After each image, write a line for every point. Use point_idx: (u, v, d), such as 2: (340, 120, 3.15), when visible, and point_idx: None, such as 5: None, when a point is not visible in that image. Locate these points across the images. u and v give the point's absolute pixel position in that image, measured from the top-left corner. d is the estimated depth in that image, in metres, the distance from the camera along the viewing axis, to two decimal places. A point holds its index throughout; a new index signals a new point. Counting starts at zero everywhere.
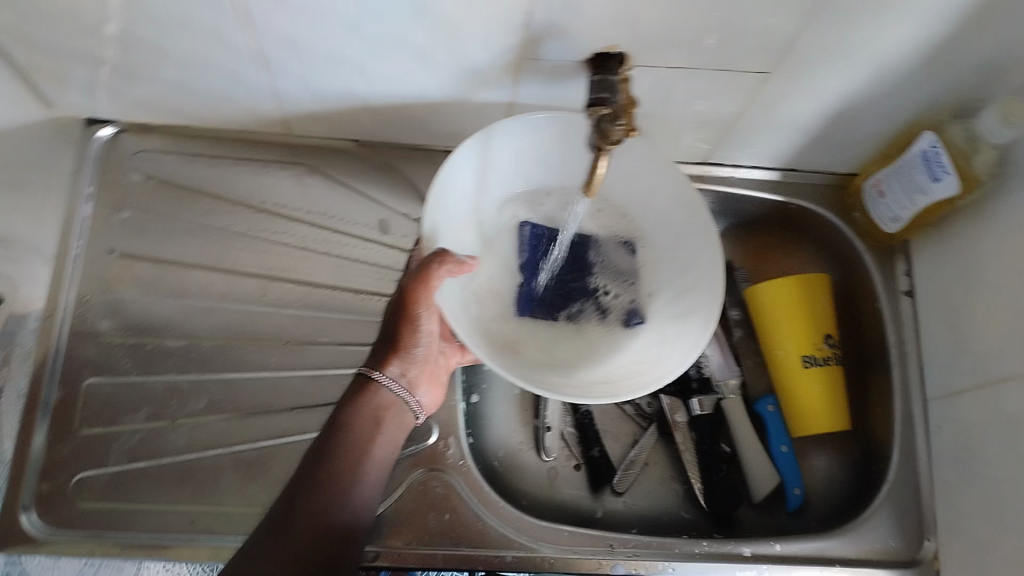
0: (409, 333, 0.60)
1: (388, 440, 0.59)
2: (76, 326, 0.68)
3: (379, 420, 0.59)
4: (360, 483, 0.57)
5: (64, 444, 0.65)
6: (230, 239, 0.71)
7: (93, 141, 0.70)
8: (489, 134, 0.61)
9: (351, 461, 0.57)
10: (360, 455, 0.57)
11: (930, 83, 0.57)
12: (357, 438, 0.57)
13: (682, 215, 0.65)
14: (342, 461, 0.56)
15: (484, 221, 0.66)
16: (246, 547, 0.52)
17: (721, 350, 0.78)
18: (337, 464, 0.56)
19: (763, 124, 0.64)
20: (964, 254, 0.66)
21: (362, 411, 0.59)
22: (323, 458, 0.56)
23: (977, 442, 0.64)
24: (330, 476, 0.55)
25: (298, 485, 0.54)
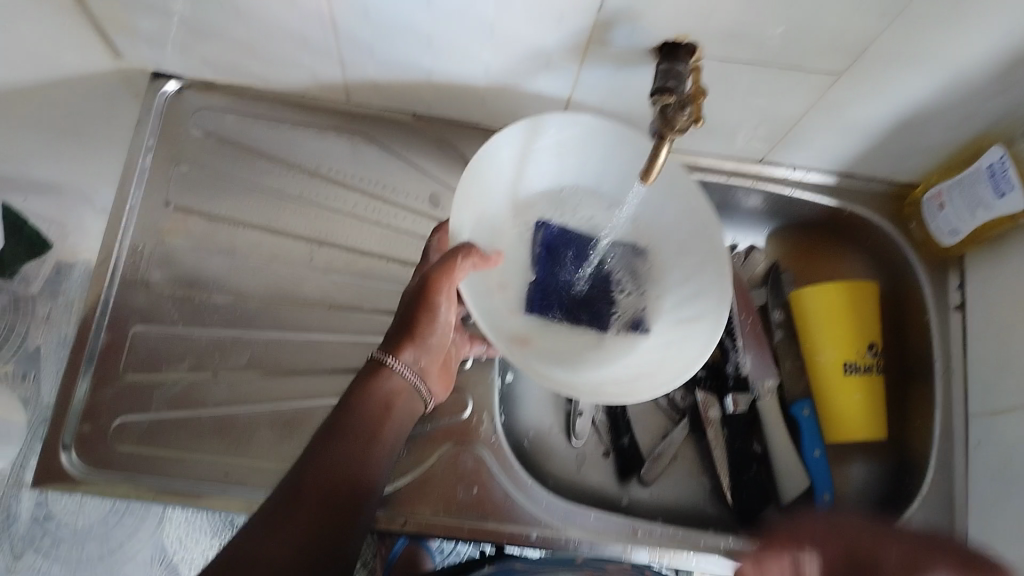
0: (427, 318, 0.60)
1: (396, 427, 0.58)
2: (126, 274, 0.69)
3: (389, 405, 0.58)
4: (366, 469, 0.55)
5: (107, 388, 0.66)
6: (282, 200, 0.72)
7: (159, 95, 0.71)
8: (537, 122, 0.62)
9: (361, 446, 0.55)
10: (371, 434, 0.56)
11: (1007, 95, 0.56)
12: (368, 422, 0.56)
13: (693, 228, 0.65)
14: (352, 448, 0.54)
15: (517, 208, 0.65)
16: (250, 523, 0.50)
17: (758, 350, 0.76)
18: (348, 449, 0.54)
19: (827, 126, 0.63)
20: (1021, 273, 0.65)
21: (374, 396, 0.57)
22: (332, 442, 0.54)
23: (1018, 463, 0.63)
24: (340, 464, 0.53)
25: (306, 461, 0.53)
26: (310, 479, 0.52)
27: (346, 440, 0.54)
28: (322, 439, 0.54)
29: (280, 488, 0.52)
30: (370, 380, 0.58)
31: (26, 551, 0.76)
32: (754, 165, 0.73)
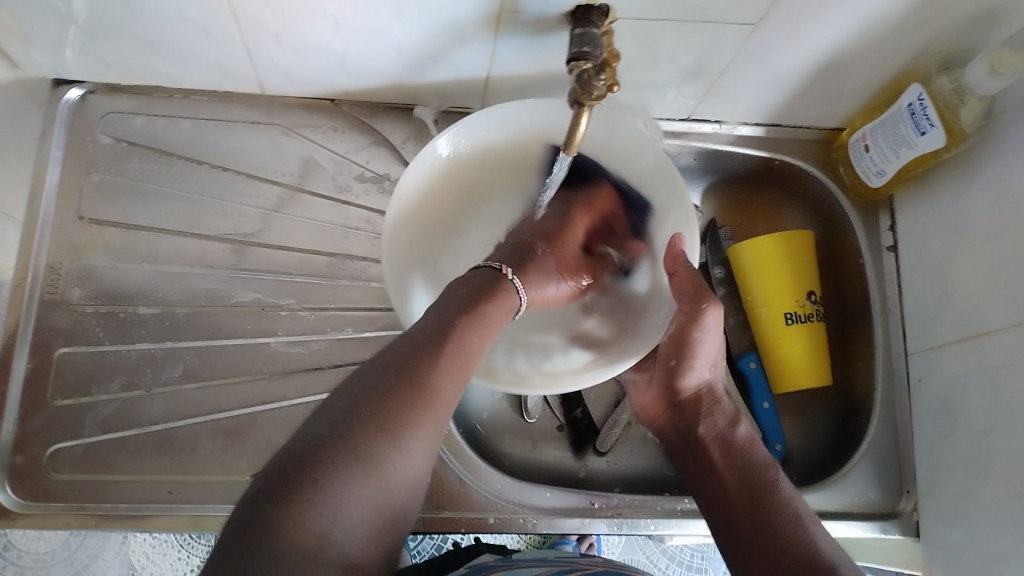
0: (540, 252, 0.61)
1: (477, 354, 0.47)
2: (44, 295, 0.66)
3: (480, 332, 0.48)
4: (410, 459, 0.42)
5: (38, 416, 0.64)
6: (201, 204, 0.69)
7: (60, 102, 0.67)
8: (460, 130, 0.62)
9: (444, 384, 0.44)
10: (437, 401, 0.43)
11: (921, 31, 0.56)
12: (451, 356, 0.45)
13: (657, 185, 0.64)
14: (434, 386, 0.43)
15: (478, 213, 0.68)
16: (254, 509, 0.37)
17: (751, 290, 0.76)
18: (421, 399, 0.42)
19: (748, 78, 0.63)
20: (947, 209, 0.66)
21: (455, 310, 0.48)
22: (384, 419, 0.41)
23: (959, 395, 0.64)
24: (414, 416, 0.42)
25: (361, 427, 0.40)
26: (370, 434, 0.40)
27: (417, 386, 0.43)
28: (388, 383, 0.42)
29: (307, 434, 0.40)
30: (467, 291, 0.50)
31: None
32: (680, 123, 0.73)
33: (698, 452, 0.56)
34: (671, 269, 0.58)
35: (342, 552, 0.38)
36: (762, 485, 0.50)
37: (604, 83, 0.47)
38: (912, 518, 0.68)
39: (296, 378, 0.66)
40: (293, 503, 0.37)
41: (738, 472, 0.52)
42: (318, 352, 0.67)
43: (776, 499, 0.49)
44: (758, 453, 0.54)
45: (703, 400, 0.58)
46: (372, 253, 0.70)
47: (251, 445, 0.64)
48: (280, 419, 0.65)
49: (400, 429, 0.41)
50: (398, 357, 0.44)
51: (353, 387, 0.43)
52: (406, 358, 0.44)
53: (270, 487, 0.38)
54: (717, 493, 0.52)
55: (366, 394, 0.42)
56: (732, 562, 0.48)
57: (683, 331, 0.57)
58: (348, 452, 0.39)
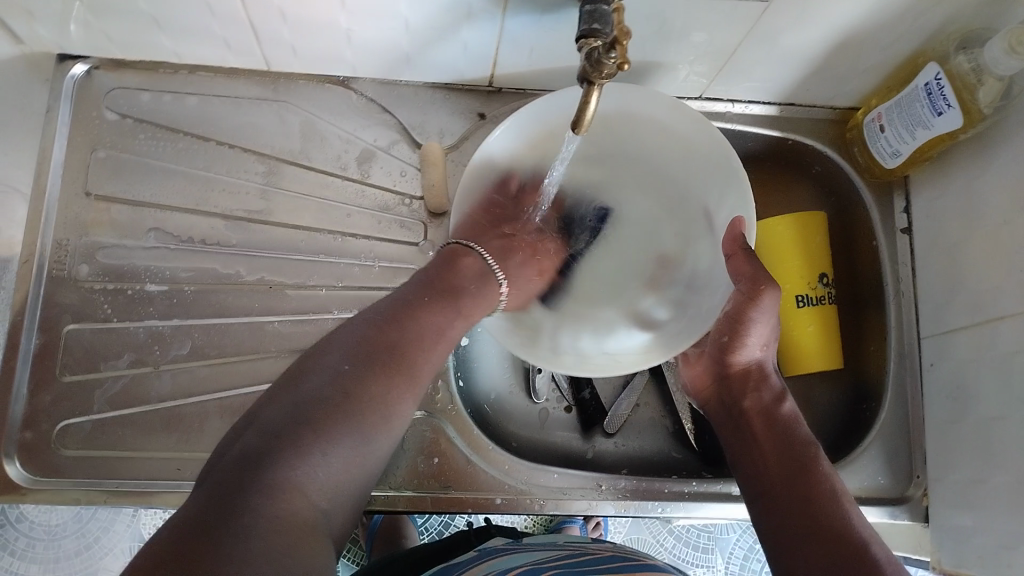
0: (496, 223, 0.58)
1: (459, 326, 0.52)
2: (53, 272, 0.66)
3: (463, 306, 0.52)
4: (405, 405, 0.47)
5: (46, 392, 0.64)
6: (208, 181, 0.68)
7: (66, 77, 0.67)
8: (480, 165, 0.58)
9: (434, 349, 0.49)
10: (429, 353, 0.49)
11: (938, 8, 0.55)
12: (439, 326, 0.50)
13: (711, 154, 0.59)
14: (423, 350, 0.48)
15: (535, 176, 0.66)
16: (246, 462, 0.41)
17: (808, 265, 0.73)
18: (404, 368, 0.46)
19: (761, 56, 0.62)
20: (963, 191, 0.65)
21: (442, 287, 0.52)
22: (378, 375, 0.45)
23: (971, 380, 0.64)
24: (404, 378, 0.46)
25: (360, 382, 0.45)
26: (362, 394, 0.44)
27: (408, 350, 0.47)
28: (378, 351, 0.46)
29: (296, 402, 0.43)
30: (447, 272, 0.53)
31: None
32: (693, 101, 0.72)
33: (744, 425, 0.56)
34: (727, 250, 0.53)
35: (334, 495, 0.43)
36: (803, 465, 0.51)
37: (615, 58, 0.45)
38: (920, 503, 0.68)
39: (303, 357, 0.66)
40: (286, 462, 0.41)
41: (778, 448, 0.52)
42: (325, 331, 0.67)
43: (816, 481, 0.50)
44: (801, 431, 0.54)
45: (752, 377, 0.57)
46: (380, 231, 0.69)
47: None
48: None
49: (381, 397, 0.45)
50: (386, 318, 0.48)
51: (341, 353, 0.46)
52: (399, 320, 0.48)
53: (262, 446, 0.41)
54: (756, 467, 0.53)
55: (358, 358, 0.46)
56: (769, 541, 0.49)
57: (738, 312, 0.54)
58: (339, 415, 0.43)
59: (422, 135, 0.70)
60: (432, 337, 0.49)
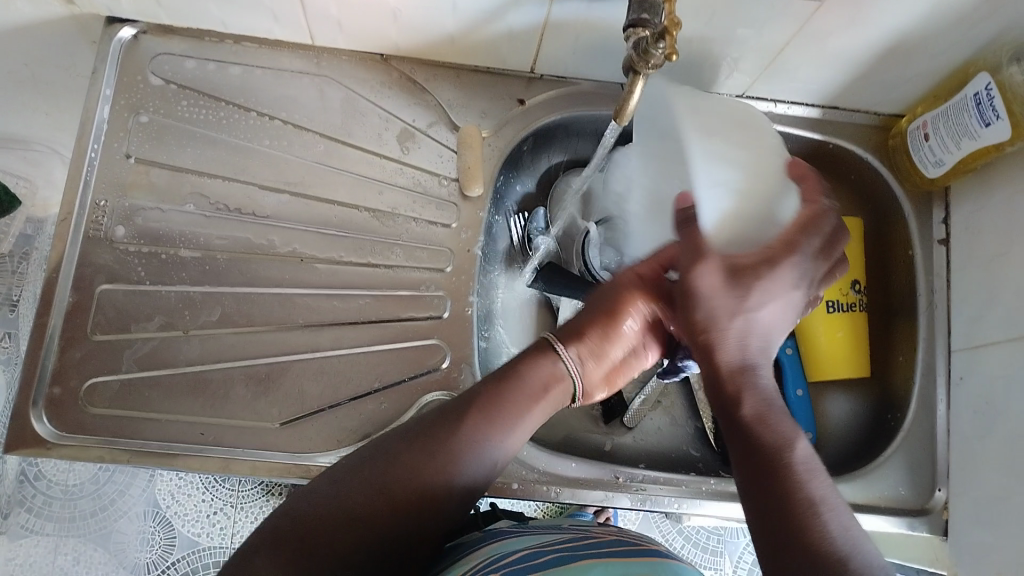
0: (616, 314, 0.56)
1: (544, 412, 0.52)
2: (90, 231, 0.66)
3: (547, 387, 0.52)
4: (438, 487, 0.47)
5: (76, 349, 0.64)
6: (247, 151, 0.69)
7: (114, 40, 0.67)
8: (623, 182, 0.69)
9: (501, 425, 0.50)
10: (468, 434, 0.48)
11: (993, 16, 0.54)
12: (509, 406, 0.50)
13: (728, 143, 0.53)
14: (484, 432, 0.49)
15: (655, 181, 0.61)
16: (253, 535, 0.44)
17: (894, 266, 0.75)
18: (427, 452, 0.47)
19: (810, 57, 0.61)
20: (1006, 204, 0.64)
21: (535, 375, 0.52)
22: (400, 456, 0.47)
23: (1001, 397, 0.63)
24: (428, 459, 0.47)
25: (376, 462, 0.47)
26: (401, 463, 0.47)
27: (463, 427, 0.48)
28: (427, 429, 0.48)
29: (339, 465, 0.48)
30: (536, 353, 0.54)
31: (14, 510, 0.86)
32: None
33: (739, 433, 0.48)
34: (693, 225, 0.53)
35: (366, 542, 0.45)
36: (783, 471, 0.44)
37: (662, 50, 0.47)
38: (941, 516, 0.67)
39: (331, 331, 0.67)
40: (275, 535, 0.44)
41: (740, 441, 0.48)
42: (354, 307, 0.68)
43: (791, 481, 0.44)
44: (776, 431, 0.47)
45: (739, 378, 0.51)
46: (414, 211, 0.70)
47: (283, 394, 0.65)
48: (313, 369, 0.66)
49: (403, 481, 0.46)
50: (454, 402, 0.50)
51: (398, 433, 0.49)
52: (464, 401, 0.50)
53: (272, 521, 0.45)
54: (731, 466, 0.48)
55: (406, 435, 0.48)
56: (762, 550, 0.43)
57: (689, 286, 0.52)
58: (368, 479, 0.46)
59: (460, 117, 0.71)
60: (481, 425, 0.49)
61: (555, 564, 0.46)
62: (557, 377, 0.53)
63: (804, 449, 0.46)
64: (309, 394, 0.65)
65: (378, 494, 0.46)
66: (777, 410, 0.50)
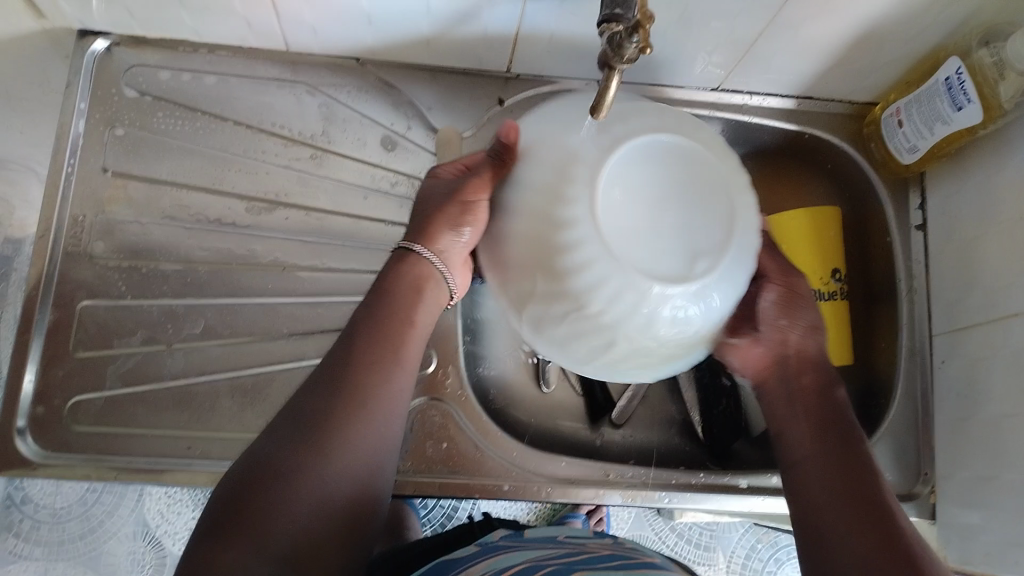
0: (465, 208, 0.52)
1: (425, 317, 0.53)
2: (68, 247, 0.66)
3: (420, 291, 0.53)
4: (402, 375, 0.51)
5: (59, 367, 0.64)
6: (227, 161, 0.69)
7: (86, 54, 0.66)
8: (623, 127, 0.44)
9: (403, 331, 0.51)
10: (395, 327, 0.51)
11: (961, 2, 0.55)
12: (401, 308, 0.52)
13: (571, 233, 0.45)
14: (398, 332, 0.51)
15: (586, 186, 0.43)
16: (206, 531, 0.42)
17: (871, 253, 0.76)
18: (383, 356, 0.50)
19: (783, 48, 0.62)
20: (980, 187, 0.65)
21: (393, 292, 0.52)
22: (342, 374, 0.48)
23: (983, 378, 0.63)
24: (381, 369, 0.49)
25: (311, 395, 0.48)
26: (330, 425, 0.46)
27: (372, 362, 0.49)
28: (329, 402, 0.47)
29: (251, 459, 0.45)
30: (397, 271, 0.53)
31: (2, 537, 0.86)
32: (710, 93, 0.72)
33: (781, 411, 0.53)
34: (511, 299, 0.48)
35: (336, 505, 0.45)
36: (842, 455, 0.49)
37: (637, 44, 0.46)
38: (928, 500, 0.68)
39: (316, 338, 0.67)
40: (240, 519, 0.42)
41: (827, 442, 0.50)
42: (338, 313, 0.67)
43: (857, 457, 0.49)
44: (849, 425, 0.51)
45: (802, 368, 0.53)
46: (396, 216, 0.70)
47: (270, 404, 0.65)
48: (298, 379, 0.65)
49: (364, 395, 0.48)
50: (341, 354, 0.49)
51: (289, 423, 0.46)
52: (351, 351, 0.49)
53: (219, 521, 0.42)
54: (811, 471, 0.49)
55: (312, 409, 0.47)
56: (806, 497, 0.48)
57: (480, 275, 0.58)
58: (311, 448, 0.45)
59: (438, 120, 0.71)
60: (405, 326, 0.52)
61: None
62: (427, 276, 0.54)
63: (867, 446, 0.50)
64: None
65: (335, 457, 0.45)
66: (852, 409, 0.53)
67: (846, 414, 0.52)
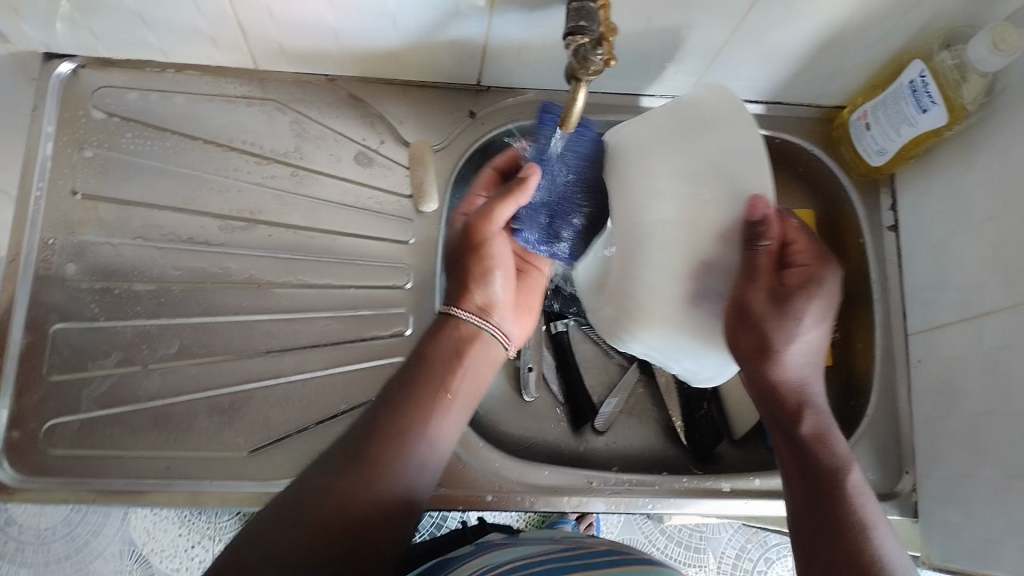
0: (475, 254, 0.61)
1: (472, 380, 0.58)
2: (39, 271, 0.66)
3: (461, 355, 0.58)
4: (435, 430, 0.55)
5: (33, 392, 0.63)
6: (199, 179, 0.68)
7: (53, 77, 0.67)
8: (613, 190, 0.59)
9: (442, 389, 0.56)
10: (437, 384, 0.56)
11: (920, 6, 0.56)
12: (442, 366, 0.57)
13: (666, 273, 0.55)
14: (438, 390, 0.56)
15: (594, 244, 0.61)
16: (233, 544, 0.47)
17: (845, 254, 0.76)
18: (418, 408, 0.54)
19: (748, 54, 0.62)
20: (949, 187, 0.65)
21: (442, 352, 0.57)
22: (382, 421, 0.53)
23: (957, 376, 0.64)
24: (415, 420, 0.54)
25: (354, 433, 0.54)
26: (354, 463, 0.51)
27: (404, 411, 0.54)
28: (362, 441, 0.52)
29: (292, 489, 0.50)
30: (444, 334, 0.58)
31: None
32: None
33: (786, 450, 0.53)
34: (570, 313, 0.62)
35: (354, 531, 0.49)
36: (827, 503, 0.50)
37: (601, 58, 0.46)
38: (909, 499, 0.68)
39: (292, 355, 0.66)
40: (265, 532, 0.47)
41: (813, 479, 0.51)
42: (315, 330, 0.67)
43: (841, 492, 0.50)
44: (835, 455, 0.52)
45: (790, 399, 0.53)
46: (371, 229, 0.70)
47: (248, 422, 0.64)
48: (275, 396, 0.65)
49: (396, 444, 0.52)
50: (386, 395, 0.55)
51: (326, 458, 0.52)
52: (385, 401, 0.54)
53: (245, 533, 0.48)
54: (800, 511, 0.51)
55: (346, 446, 0.52)
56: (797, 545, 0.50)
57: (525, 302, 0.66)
58: (336, 484, 0.50)
59: (410, 133, 0.71)
60: (446, 386, 0.56)
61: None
62: (472, 337, 0.59)
63: (857, 475, 0.51)
64: (274, 421, 0.64)
65: (356, 489, 0.50)
66: (836, 426, 0.53)
67: (829, 441, 0.52)
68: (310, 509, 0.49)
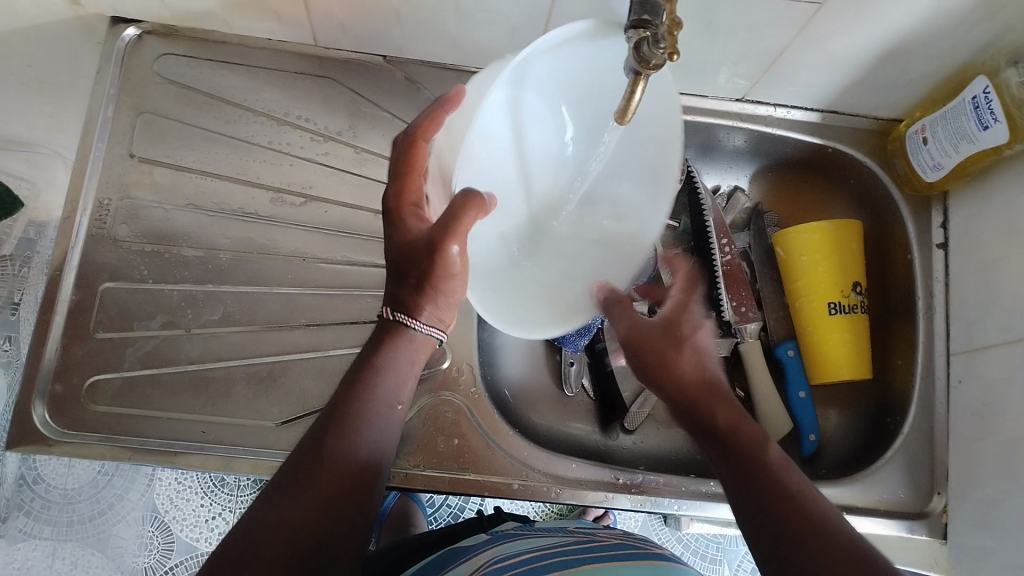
0: (442, 275, 0.50)
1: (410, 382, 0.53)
2: (92, 230, 0.67)
3: (410, 363, 0.52)
4: (377, 438, 0.50)
5: (77, 348, 0.64)
6: (252, 151, 0.69)
7: (120, 40, 0.68)
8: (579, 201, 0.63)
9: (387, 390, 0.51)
10: (380, 393, 0.50)
11: (991, 20, 0.55)
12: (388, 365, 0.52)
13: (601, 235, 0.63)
14: (378, 394, 0.50)
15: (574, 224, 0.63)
16: None
17: (889, 270, 0.76)
18: (362, 416, 0.49)
19: (808, 59, 0.61)
20: (1004, 208, 0.64)
21: (385, 355, 0.52)
22: (327, 426, 0.48)
23: (999, 398, 0.63)
24: (363, 424, 0.49)
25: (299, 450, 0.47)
26: (312, 479, 0.45)
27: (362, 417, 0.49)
28: (309, 456, 0.46)
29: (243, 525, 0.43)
30: (384, 342, 0.52)
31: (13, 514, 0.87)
32: (734, 103, 0.71)
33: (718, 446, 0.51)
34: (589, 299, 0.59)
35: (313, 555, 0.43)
36: (756, 483, 0.47)
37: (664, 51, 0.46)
38: (939, 520, 0.67)
39: (331, 331, 0.67)
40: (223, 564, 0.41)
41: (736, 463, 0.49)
42: (355, 307, 0.68)
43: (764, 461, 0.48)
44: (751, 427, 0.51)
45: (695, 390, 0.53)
46: None
47: (284, 393, 0.65)
48: (313, 370, 0.66)
49: (346, 452, 0.47)
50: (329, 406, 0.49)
51: (278, 480, 0.46)
52: (332, 412, 0.48)
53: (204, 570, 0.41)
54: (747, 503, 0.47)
55: (297, 463, 0.46)
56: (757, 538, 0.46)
57: None
58: (291, 506, 0.44)
59: None
60: (389, 389, 0.51)
61: (570, 563, 0.48)
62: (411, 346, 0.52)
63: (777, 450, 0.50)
64: (310, 394, 0.65)
65: (316, 503, 0.44)
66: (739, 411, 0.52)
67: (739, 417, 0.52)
68: (271, 539, 0.42)
